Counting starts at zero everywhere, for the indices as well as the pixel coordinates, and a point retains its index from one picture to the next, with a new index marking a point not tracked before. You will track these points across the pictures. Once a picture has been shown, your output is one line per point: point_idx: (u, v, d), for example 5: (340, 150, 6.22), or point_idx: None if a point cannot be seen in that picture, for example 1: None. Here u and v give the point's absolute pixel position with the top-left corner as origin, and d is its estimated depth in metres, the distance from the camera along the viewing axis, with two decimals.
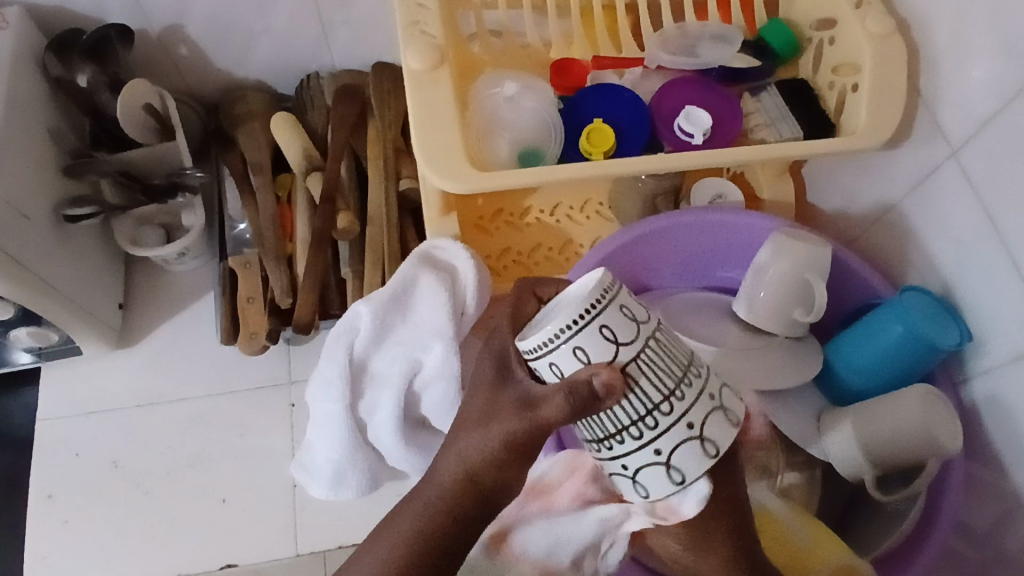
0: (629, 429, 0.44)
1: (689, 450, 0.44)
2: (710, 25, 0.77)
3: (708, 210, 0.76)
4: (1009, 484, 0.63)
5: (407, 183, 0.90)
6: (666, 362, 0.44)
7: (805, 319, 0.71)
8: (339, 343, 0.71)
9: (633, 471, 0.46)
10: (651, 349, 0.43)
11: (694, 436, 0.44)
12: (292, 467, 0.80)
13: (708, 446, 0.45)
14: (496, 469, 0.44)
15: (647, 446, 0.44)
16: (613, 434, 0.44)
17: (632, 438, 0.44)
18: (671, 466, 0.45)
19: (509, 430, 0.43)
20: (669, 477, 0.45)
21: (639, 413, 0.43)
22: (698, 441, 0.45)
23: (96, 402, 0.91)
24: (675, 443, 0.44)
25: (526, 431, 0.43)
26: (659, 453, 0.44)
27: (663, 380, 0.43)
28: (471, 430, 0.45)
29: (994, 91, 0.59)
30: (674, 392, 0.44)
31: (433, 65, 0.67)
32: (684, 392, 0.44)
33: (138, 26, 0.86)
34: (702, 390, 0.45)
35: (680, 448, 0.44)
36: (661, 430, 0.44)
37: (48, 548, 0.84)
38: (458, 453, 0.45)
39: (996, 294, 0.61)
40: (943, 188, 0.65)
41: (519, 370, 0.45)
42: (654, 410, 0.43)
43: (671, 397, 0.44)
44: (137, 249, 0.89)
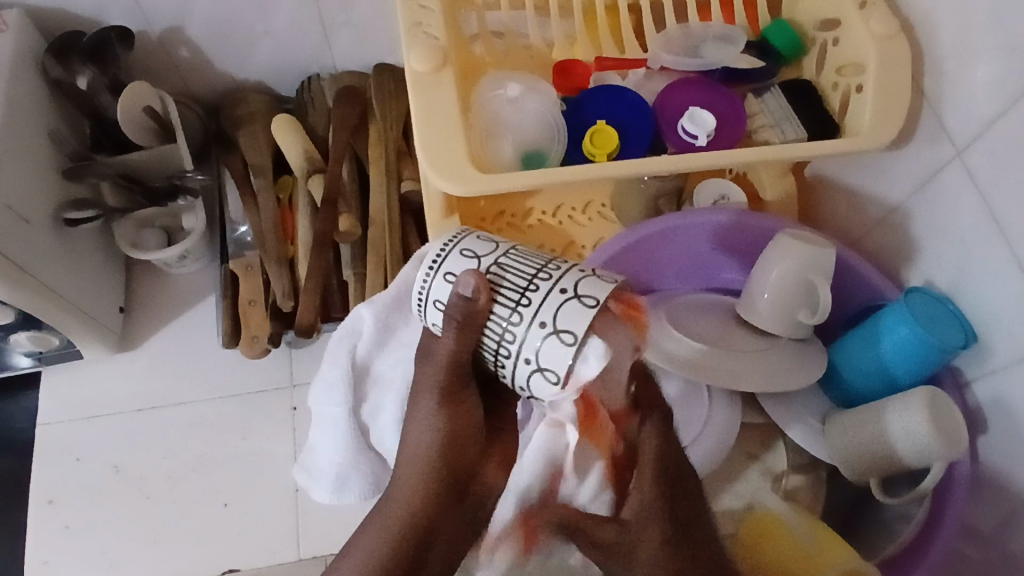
0: (511, 317, 0.52)
1: (570, 309, 0.50)
2: (713, 26, 0.77)
3: (710, 211, 0.76)
4: (1014, 487, 0.63)
5: (409, 184, 0.90)
6: (524, 260, 0.54)
7: (811, 321, 0.70)
8: (341, 347, 0.71)
9: (536, 358, 0.51)
10: (509, 255, 0.54)
11: (571, 297, 0.51)
12: (294, 470, 0.79)
13: (586, 300, 0.51)
14: (446, 440, 0.57)
15: (533, 323, 0.51)
16: (505, 333, 0.52)
17: (518, 324, 0.52)
18: (558, 330, 0.50)
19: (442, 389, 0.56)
20: (563, 343, 0.50)
21: (514, 298, 0.52)
22: (575, 299, 0.51)
23: (97, 406, 0.91)
24: (554, 311, 0.51)
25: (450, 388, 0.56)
26: (544, 326, 0.51)
27: (523, 270, 0.53)
28: (422, 418, 0.58)
29: (999, 92, 0.58)
30: (536, 276, 0.53)
31: (436, 66, 0.67)
32: (549, 272, 0.53)
33: (138, 28, 0.86)
34: (566, 267, 0.53)
35: (563, 314, 0.51)
36: (536, 304, 0.51)
37: (49, 553, 0.84)
38: (415, 442, 0.57)
39: (1001, 295, 0.61)
40: (948, 189, 0.65)
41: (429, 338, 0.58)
42: (526, 292, 0.52)
43: (537, 281, 0.52)
44: (136, 253, 0.89)
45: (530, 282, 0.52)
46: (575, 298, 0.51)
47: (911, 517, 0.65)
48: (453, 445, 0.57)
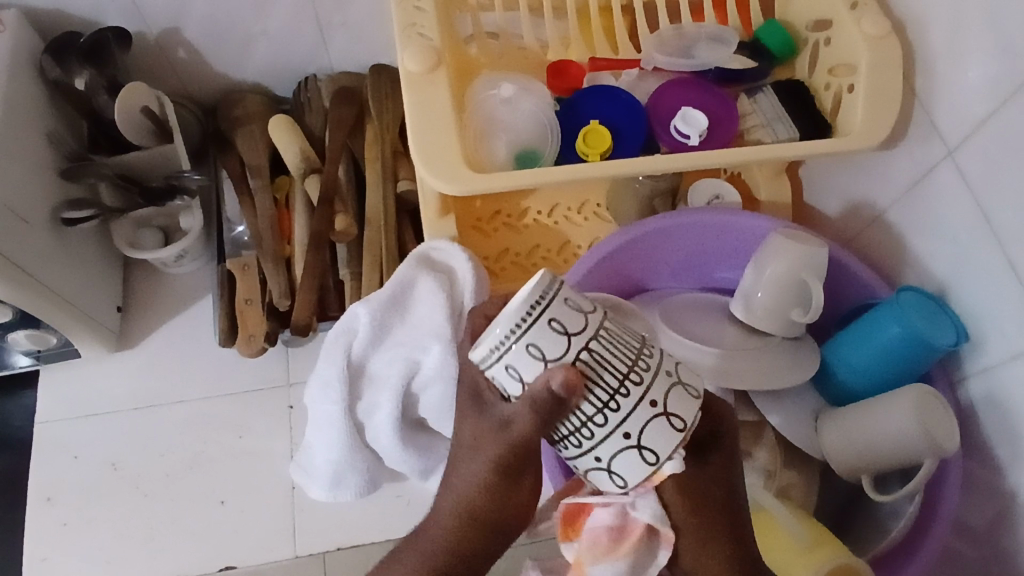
0: (593, 419, 0.42)
1: (657, 429, 0.43)
2: (706, 26, 0.77)
3: (705, 211, 0.76)
4: (1005, 483, 0.63)
5: (405, 184, 0.90)
6: (618, 346, 0.43)
7: (803, 320, 0.70)
8: (337, 345, 0.71)
9: (608, 461, 0.44)
10: (601, 340, 0.42)
11: (661, 413, 0.43)
12: (291, 469, 0.80)
13: (676, 422, 0.44)
14: (494, 500, 0.46)
15: (614, 432, 0.43)
16: (579, 429, 0.43)
17: (599, 429, 0.43)
18: (642, 446, 0.43)
19: (495, 459, 0.44)
20: (643, 458, 0.44)
21: (602, 400, 0.42)
22: (665, 417, 0.43)
23: (94, 404, 0.91)
24: (642, 424, 0.43)
25: (506, 466, 0.45)
26: (627, 436, 0.43)
27: (618, 362, 0.42)
28: (461, 462, 0.46)
29: (991, 91, 0.59)
30: (630, 373, 0.42)
31: (430, 67, 0.67)
32: (641, 375, 0.43)
33: (136, 29, 0.87)
34: (659, 366, 0.44)
35: (650, 431, 0.43)
36: (626, 413, 0.43)
37: (46, 550, 0.84)
38: (453, 493, 0.47)
39: (993, 294, 0.62)
40: (939, 188, 0.66)
41: (486, 393, 0.44)
42: (615, 397, 0.42)
43: (629, 382, 0.42)
44: (133, 252, 0.89)
45: (622, 382, 0.42)
46: (664, 414, 0.43)
47: (902, 513, 0.66)
48: (498, 504, 0.46)
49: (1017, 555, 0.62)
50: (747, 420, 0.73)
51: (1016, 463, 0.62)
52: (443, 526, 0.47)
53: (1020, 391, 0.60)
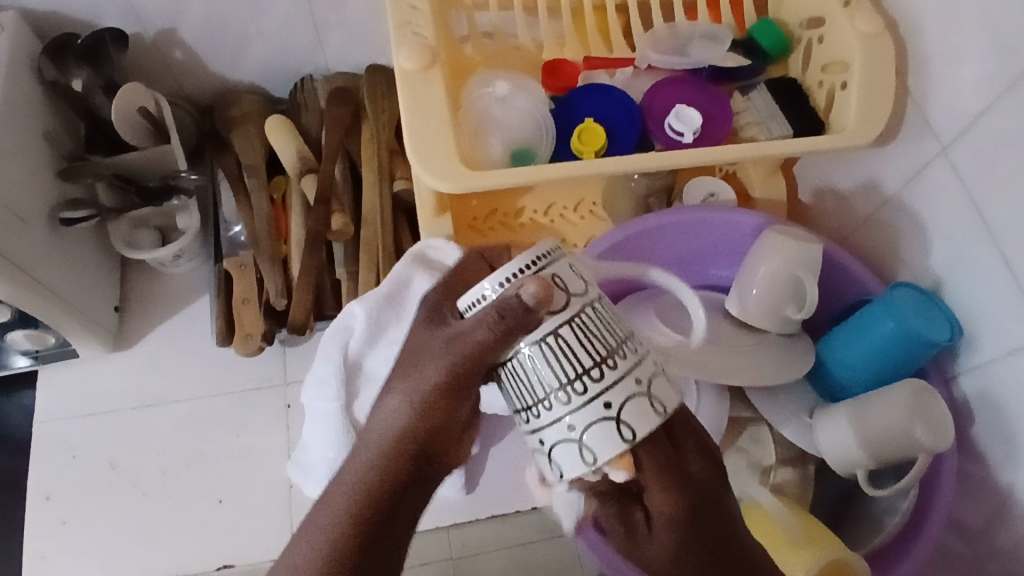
0: (555, 394, 0.43)
1: (601, 431, 0.43)
2: (699, 25, 0.77)
3: (700, 209, 0.76)
4: (1000, 479, 0.63)
5: (401, 184, 0.91)
6: (602, 330, 0.43)
7: (798, 316, 0.71)
8: (333, 343, 0.72)
9: (550, 446, 0.45)
10: (588, 319, 0.43)
11: (612, 417, 0.43)
12: (288, 467, 0.80)
13: (625, 432, 0.43)
14: (426, 425, 0.45)
15: (562, 418, 0.43)
16: (532, 407, 0.44)
17: (548, 411, 0.44)
18: (584, 445, 0.43)
19: (437, 379, 0.44)
20: (582, 457, 0.44)
21: (566, 377, 0.43)
22: (615, 423, 0.43)
23: (92, 403, 0.91)
24: (590, 420, 0.43)
25: (446, 388, 0.44)
26: (571, 429, 0.43)
27: (597, 346, 0.43)
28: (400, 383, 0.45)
29: (984, 87, 0.59)
30: (604, 362, 0.43)
31: (425, 65, 0.67)
32: (606, 372, 0.43)
33: (133, 29, 0.87)
34: (632, 368, 0.43)
35: (595, 430, 0.43)
36: (576, 406, 0.43)
37: (45, 549, 0.85)
38: (386, 418, 0.45)
39: (987, 289, 0.62)
40: (933, 184, 0.66)
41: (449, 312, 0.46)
42: (575, 384, 0.43)
43: (600, 369, 0.43)
44: (130, 252, 0.89)
45: (592, 368, 0.43)
46: (616, 419, 0.43)
47: (897, 509, 0.66)
48: (429, 430, 0.45)
49: (1011, 550, 0.62)
50: (742, 417, 0.73)
51: (1011, 458, 0.62)
52: (371, 450, 0.45)
53: (1014, 386, 0.60)
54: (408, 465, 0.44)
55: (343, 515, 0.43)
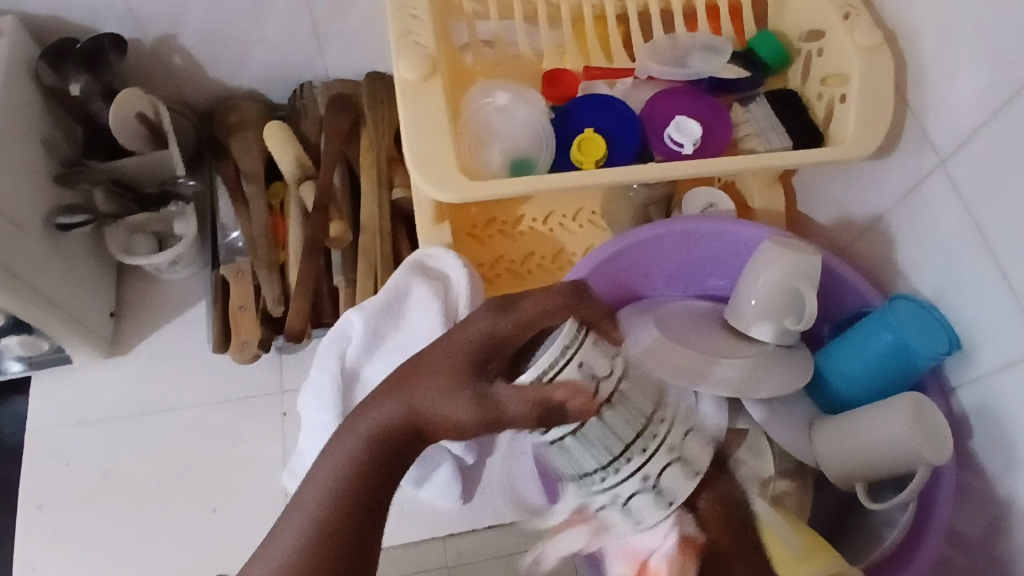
0: (613, 465, 0.46)
1: (670, 483, 0.47)
2: (699, 36, 0.78)
3: (700, 220, 0.76)
4: (999, 492, 0.63)
5: (400, 191, 0.90)
6: (630, 412, 0.45)
7: (796, 327, 0.71)
8: (331, 350, 0.72)
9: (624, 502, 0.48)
10: (620, 392, 0.44)
11: (668, 473, 0.47)
12: (284, 477, 0.78)
13: (667, 499, 0.48)
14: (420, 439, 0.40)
15: (628, 479, 0.47)
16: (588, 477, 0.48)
17: (604, 481, 0.47)
18: (629, 505, 0.48)
19: (451, 416, 0.40)
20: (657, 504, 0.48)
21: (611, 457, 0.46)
22: (667, 480, 0.47)
23: (86, 411, 0.91)
24: (636, 488, 0.48)
25: (449, 427, 0.40)
26: (639, 486, 0.47)
27: (628, 427, 0.45)
28: (407, 397, 0.41)
29: (981, 103, 0.59)
30: (640, 438, 0.46)
31: (426, 75, 0.67)
32: (648, 444, 0.46)
33: (132, 35, 0.87)
34: (664, 437, 0.47)
35: (640, 498, 0.48)
36: (625, 477, 0.47)
37: (36, 558, 0.84)
38: (376, 425, 0.40)
39: (985, 304, 0.62)
40: (931, 197, 0.66)
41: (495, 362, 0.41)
42: (618, 460, 0.46)
43: (629, 453, 0.46)
44: (128, 258, 0.89)
45: (629, 456, 0.46)
46: (655, 488, 0.47)
47: (896, 522, 0.65)
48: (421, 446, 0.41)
49: (1011, 565, 0.62)
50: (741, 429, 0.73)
51: (1009, 472, 0.62)
52: (353, 439, 0.40)
53: (1011, 400, 0.60)
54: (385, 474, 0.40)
55: (322, 505, 0.38)
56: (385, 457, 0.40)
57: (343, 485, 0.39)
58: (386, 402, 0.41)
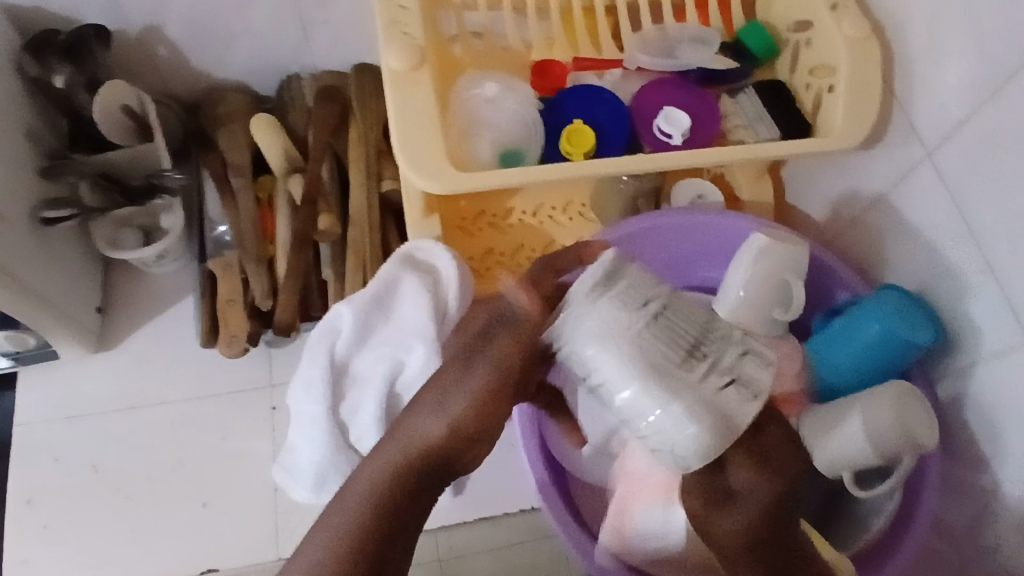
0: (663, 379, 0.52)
1: (699, 413, 0.50)
2: (688, 27, 0.78)
3: (685, 213, 0.77)
4: (985, 479, 0.64)
5: (389, 183, 0.90)
6: (676, 330, 0.53)
7: (784, 317, 0.71)
8: (320, 345, 0.71)
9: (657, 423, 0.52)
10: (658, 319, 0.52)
11: (705, 396, 0.51)
12: (274, 470, 0.78)
13: (751, 386, 0.53)
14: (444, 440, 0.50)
15: (648, 411, 0.51)
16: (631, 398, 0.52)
17: (651, 399, 0.50)
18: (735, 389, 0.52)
19: (484, 388, 0.51)
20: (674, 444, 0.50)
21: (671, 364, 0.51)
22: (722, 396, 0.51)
23: (74, 406, 0.90)
24: (686, 404, 0.50)
25: (467, 435, 0.51)
26: (656, 419, 0.51)
27: (671, 351, 0.51)
28: (423, 412, 0.51)
29: (968, 92, 0.60)
30: (687, 356, 0.52)
31: (414, 65, 0.67)
32: (703, 357, 0.52)
33: (117, 26, 0.86)
34: (714, 359, 0.53)
35: (668, 413, 0.50)
36: (679, 392, 0.50)
37: (25, 554, 0.83)
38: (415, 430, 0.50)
39: (972, 292, 0.62)
40: (918, 187, 0.67)
41: (509, 309, 0.54)
42: (697, 354, 0.52)
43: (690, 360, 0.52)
44: (113, 252, 0.88)
45: (698, 351, 0.53)
46: (724, 388, 0.51)
47: (882, 511, 0.67)
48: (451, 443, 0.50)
49: (997, 551, 0.62)
50: None
51: (995, 459, 0.62)
52: (397, 447, 0.49)
53: (997, 387, 0.61)
54: (414, 485, 0.49)
55: (356, 519, 0.47)
56: (421, 459, 0.49)
57: (377, 499, 0.48)
58: (423, 412, 0.51)
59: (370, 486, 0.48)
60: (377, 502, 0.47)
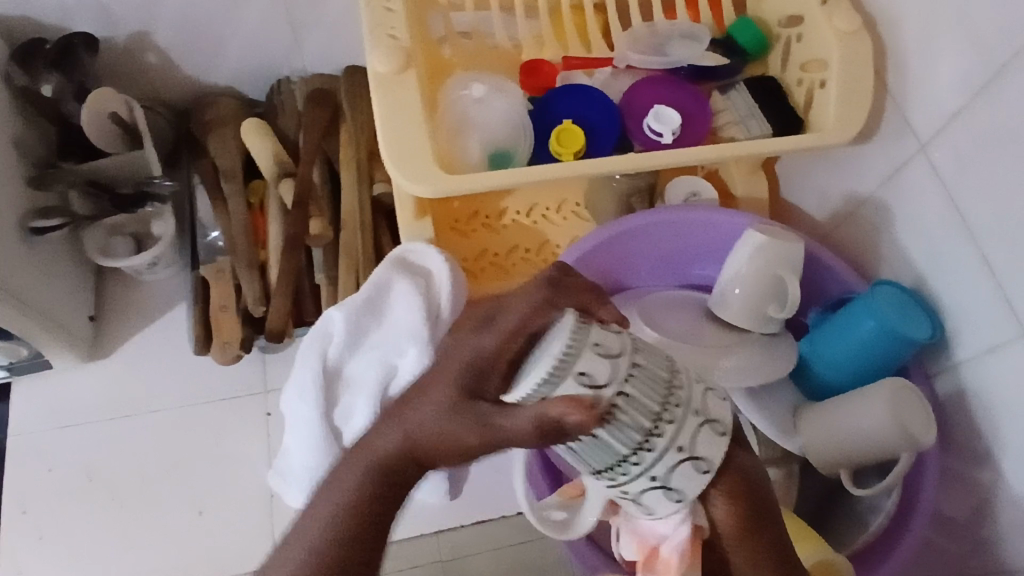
0: (619, 467, 0.38)
1: (682, 473, 0.39)
2: (678, 24, 0.77)
3: (682, 209, 0.76)
4: (983, 474, 0.63)
5: (381, 186, 0.89)
6: (646, 390, 0.37)
7: (780, 315, 0.71)
8: (312, 349, 0.71)
9: (637, 493, 0.41)
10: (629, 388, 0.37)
11: (686, 458, 0.38)
12: (269, 476, 0.78)
13: (704, 462, 0.39)
14: (417, 458, 0.40)
15: (639, 477, 0.39)
16: (606, 472, 0.39)
17: (626, 474, 0.39)
18: (666, 490, 0.39)
19: (460, 444, 0.39)
20: (668, 497, 0.40)
21: (611, 463, 0.38)
22: (687, 462, 0.39)
23: (68, 416, 0.90)
24: (668, 466, 0.38)
25: (453, 454, 0.39)
26: (653, 480, 0.39)
27: (640, 419, 0.37)
28: (396, 424, 0.40)
29: (961, 85, 0.59)
30: (660, 416, 0.37)
31: (401, 68, 0.66)
32: (665, 429, 0.38)
33: (104, 33, 0.85)
34: (685, 414, 0.38)
35: (652, 494, 0.40)
36: (649, 466, 0.38)
37: (20, 565, 0.83)
38: (382, 446, 0.40)
39: (968, 286, 0.62)
40: (912, 181, 0.66)
41: (490, 389, 0.40)
42: (632, 459, 0.38)
43: (648, 441, 0.38)
44: (106, 261, 0.88)
45: (647, 438, 0.37)
46: (687, 457, 0.38)
47: (880, 508, 0.66)
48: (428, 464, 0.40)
49: (997, 547, 0.62)
50: None
51: (992, 454, 0.62)
52: (359, 461, 0.40)
53: (995, 382, 0.60)
54: (375, 514, 0.39)
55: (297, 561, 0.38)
56: (388, 485, 0.40)
57: (329, 533, 0.39)
58: (396, 424, 0.40)
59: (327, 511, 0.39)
60: (331, 531, 0.38)
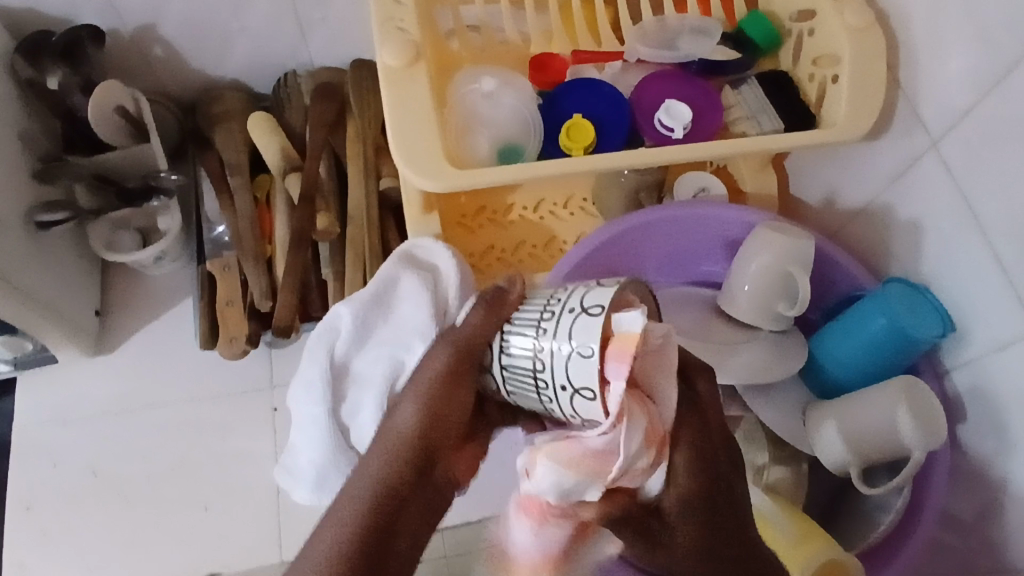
0: (536, 353, 0.44)
1: (586, 327, 0.42)
2: (689, 18, 0.76)
3: (690, 204, 0.75)
4: (993, 475, 0.63)
5: (387, 181, 0.89)
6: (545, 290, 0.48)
7: (789, 313, 0.70)
8: (320, 346, 0.71)
9: (574, 389, 0.42)
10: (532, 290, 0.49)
11: (579, 313, 0.43)
12: (275, 472, 0.78)
13: (594, 311, 0.42)
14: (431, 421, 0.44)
15: (564, 352, 0.42)
16: (541, 389, 0.44)
17: (545, 360, 0.43)
18: (578, 389, 0.42)
19: (444, 372, 0.46)
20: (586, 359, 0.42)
21: (528, 360, 0.44)
22: (588, 315, 0.42)
23: (74, 410, 0.89)
24: (572, 326, 0.43)
25: (447, 385, 0.45)
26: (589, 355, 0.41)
27: (531, 310, 0.46)
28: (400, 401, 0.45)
29: (974, 81, 0.58)
30: (551, 301, 0.45)
31: (409, 62, 0.66)
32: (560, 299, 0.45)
33: (109, 26, 0.85)
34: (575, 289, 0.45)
35: (577, 371, 0.42)
36: (554, 339, 0.43)
37: (27, 558, 0.83)
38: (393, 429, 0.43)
39: (981, 286, 0.61)
40: (924, 178, 0.65)
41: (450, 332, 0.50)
42: (540, 353, 0.44)
43: (546, 324, 0.44)
44: (110, 254, 0.87)
45: (544, 314, 0.45)
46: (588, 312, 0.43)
47: (891, 507, 0.65)
48: (438, 425, 0.44)
49: (1007, 547, 0.61)
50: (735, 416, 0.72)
51: (1003, 454, 0.61)
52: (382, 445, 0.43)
53: (1007, 381, 0.60)
54: (412, 473, 0.42)
55: (353, 521, 0.40)
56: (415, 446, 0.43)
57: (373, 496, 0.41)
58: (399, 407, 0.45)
59: (355, 503, 0.41)
60: (374, 502, 0.41)
